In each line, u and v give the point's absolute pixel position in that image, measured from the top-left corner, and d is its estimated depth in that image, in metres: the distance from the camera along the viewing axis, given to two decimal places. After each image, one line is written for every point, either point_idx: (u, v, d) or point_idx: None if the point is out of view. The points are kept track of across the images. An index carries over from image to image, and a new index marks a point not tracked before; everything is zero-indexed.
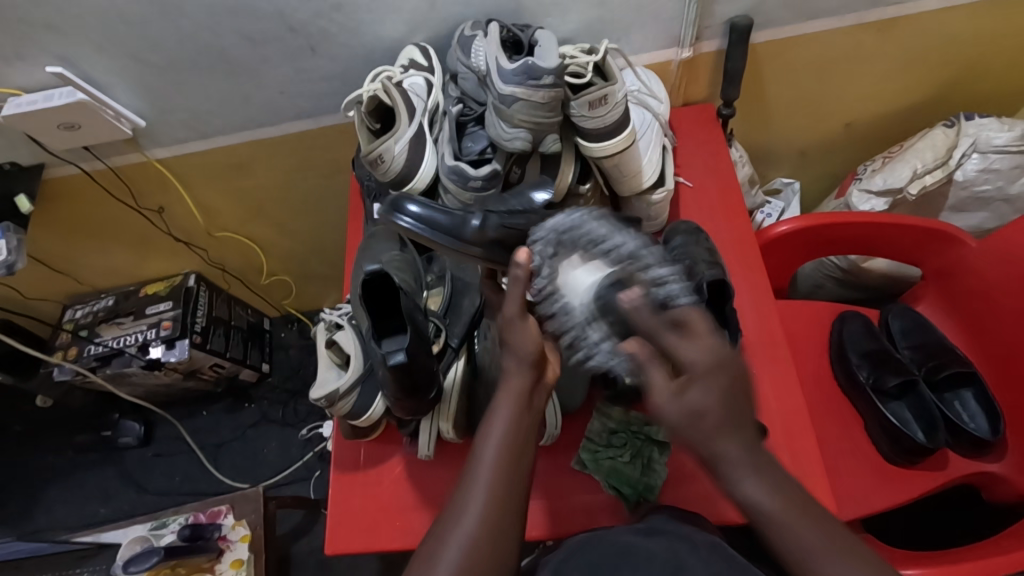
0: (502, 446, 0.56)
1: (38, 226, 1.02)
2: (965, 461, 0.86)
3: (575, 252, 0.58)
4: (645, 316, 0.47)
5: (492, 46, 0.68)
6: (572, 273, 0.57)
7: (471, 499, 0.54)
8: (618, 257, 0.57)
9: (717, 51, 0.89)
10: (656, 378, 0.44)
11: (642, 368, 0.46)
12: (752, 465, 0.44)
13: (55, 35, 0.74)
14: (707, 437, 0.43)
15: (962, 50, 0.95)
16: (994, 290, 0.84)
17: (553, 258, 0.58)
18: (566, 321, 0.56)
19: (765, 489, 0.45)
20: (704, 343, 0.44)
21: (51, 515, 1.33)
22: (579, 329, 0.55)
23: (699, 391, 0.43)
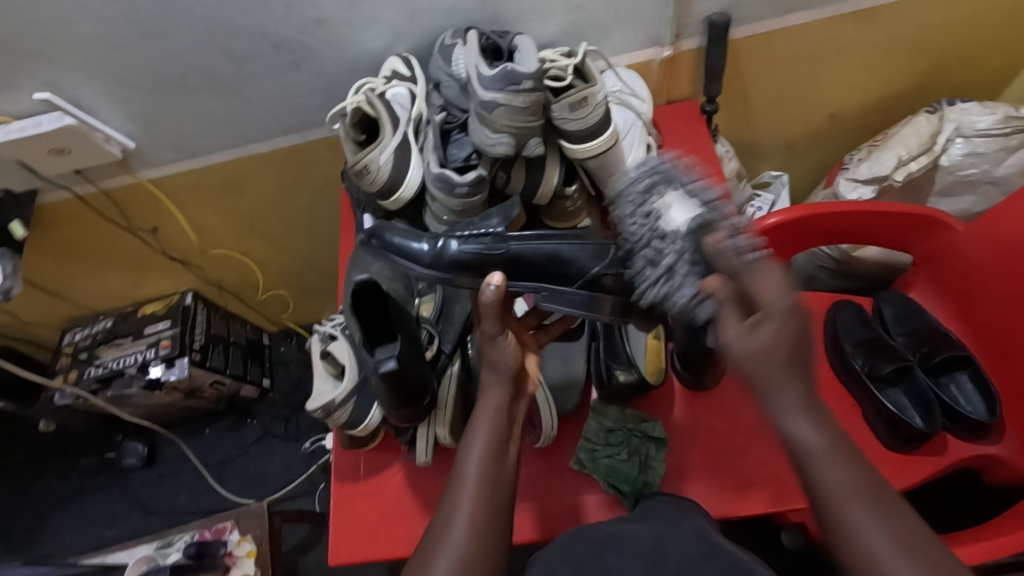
0: (486, 453, 0.59)
1: (34, 251, 1.03)
2: (963, 444, 0.86)
3: (665, 186, 0.62)
4: (739, 263, 0.54)
5: (472, 54, 0.69)
6: (668, 211, 0.60)
7: (461, 508, 0.56)
8: (694, 198, 0.61)
9: (697, 49, 0.90)
10: (729, 315, 0.54)
11: (722, 306, 0.55)
12: (804, 407, 0.53)
13: (43, 63, 0.75)
14: (772, 367, 0.52)
15: (942, 36, 0.96)
16: (984, 273, 0.84)
17: (648, 190, 0.62)
18: (652, 258, 0.61)
19: (812, 426, 0.53)
20: (778, 288, 0.52)
21: (58, 539, 1.34)
22: (669, 270, 0.60)
23: (767, 328, 0.52)
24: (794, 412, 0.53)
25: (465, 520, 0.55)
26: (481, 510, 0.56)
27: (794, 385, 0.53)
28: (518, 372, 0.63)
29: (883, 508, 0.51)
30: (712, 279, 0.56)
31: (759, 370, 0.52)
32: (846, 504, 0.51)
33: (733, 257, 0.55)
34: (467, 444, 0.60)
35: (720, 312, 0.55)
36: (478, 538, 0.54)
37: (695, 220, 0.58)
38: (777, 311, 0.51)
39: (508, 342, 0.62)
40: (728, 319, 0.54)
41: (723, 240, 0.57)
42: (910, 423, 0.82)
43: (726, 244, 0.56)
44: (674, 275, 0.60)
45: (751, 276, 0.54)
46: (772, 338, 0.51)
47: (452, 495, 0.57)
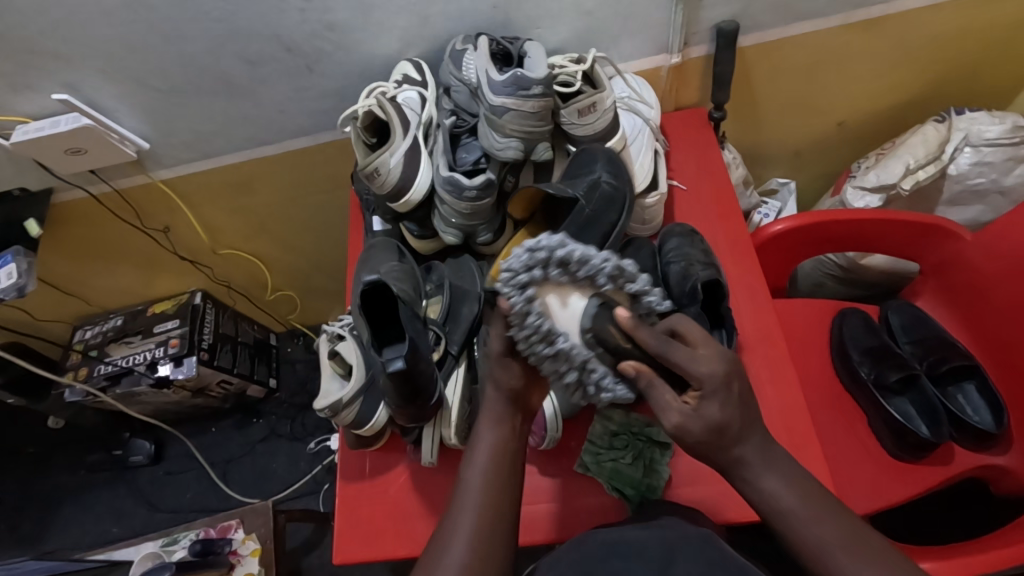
0: (490, 465, 0.60)
1: (47, 250, 1.05)
2: (970, 454, 0.85)
3: (551, 282, 0.58)
4: (653, 345, 0.55)
5: (482, 59, 0.70)
6: (558, 312, 0.58)
7: (464, 517, 0.57)
8: (583, 278, 0.58)
9: (706, 56, 0.91)
10: (665, 397, 0.55)
11: (654, 389, 0.56)
12: (765, 463, 0.57)
13: (62, 64, 0.76)
14: (726, 443, 0.56)
15: (951, 47, 0.96)
16: (993, 283, 0.84)
17: (529, 303, 0.56)
18: (560, 365, 0.60)
19: (781, 484, 0.56)
20: (712, 359, 0.54)
21: (65, 535, 1.35)
22: (582, 367, 0.60)
23: (712, 405, 0.54)
24: (762, 473, 0.56)
25: (467, 531, 0.56)
26: (484, 518, 0.57)
27: (750, 444, 0.57)
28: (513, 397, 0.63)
29: (865, 550, 0.53)
30: (630, 362, 0.57)
31: (717, 446, 0.56)
32: (832, 560, 0.53)
33: (647, 337, 0.56)
34: (470, 458, 0.61)
35: (654, 394, 0.56)
36: (480, 549, 0.55)
37: (595, 303, 0.59)
38: (715, 386, 0.53)
39: (514, 362, 0.62)
40: (663, 397, 0.56)
41: (629, 316, 0.57)
42: (917, 433, 0.82)
43: (635, 322, 0.57)
44: (589, 373, 0.60)
45: (676, 353, 0.55)
46: (720, 413, 0.54)
47: (454, 506, 0.58)
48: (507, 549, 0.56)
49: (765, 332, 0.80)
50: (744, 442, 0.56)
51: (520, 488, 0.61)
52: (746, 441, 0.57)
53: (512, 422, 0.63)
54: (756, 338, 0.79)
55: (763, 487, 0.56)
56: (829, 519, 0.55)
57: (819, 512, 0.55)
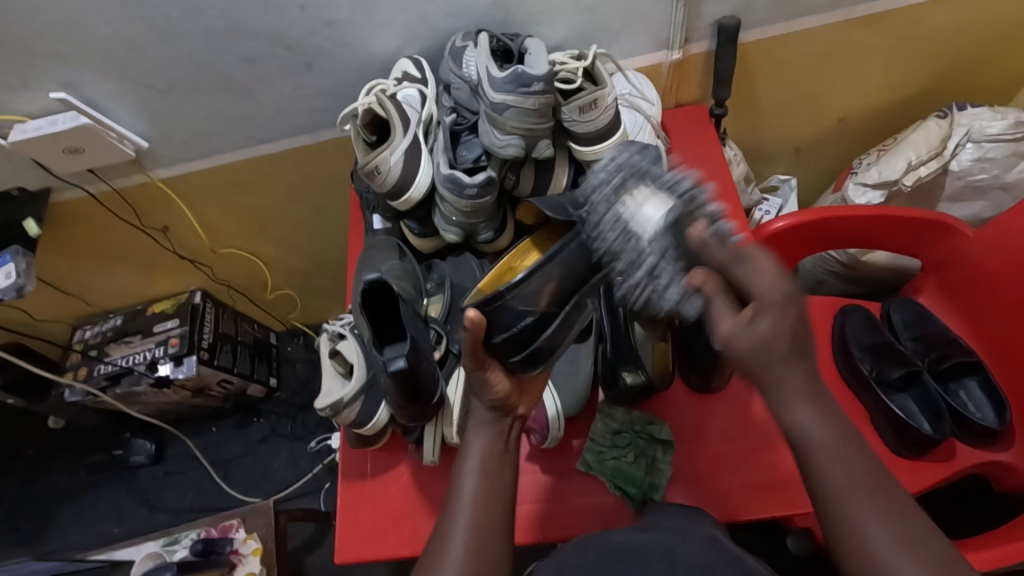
0: (482, 470, 0.59)
1: (46, 249, 1.04)
2: (972, 451, 0.85)
3: (644, 181, 0.61)
4: (727, 255, 0.53)
5: (482, 56, 0.69)
6: (642, 207, 0.58)
7: (459, 520, 0.57)
8: (667, 186, 0.60)
9: (707, 52, 0.90)
10: (725, 308, 0.52)
11: (711, 298, 0.54)
12: (807, 395, 0.51)
13: (59, 63, 0.76)
14: (772, 363, 0.51)
15: (953, 42, 0.95)
16: (995, 279, 0.84)
17: (619, 189, 0.60)
18: (628, 245, 0.58)
19: (816, 416, 0.51)
20: (773, 276, 0.51)
21: (65, 535, 1.34)
22: (649, 270, 0.57)
23: (765, 321, 0.50)
24: (802, 402, 0.51)
25: (462, 537, 0.55)
26: (479, 521, 0.56)
27: (797, 373, 0.51)
28: (500, 405, 0.62)
29: (887, 501, 0.51)
30: (699, 272, 0.55)
31: (759, 365, 0.51)
32: (853, 497, 0.51)
33: (717, 250, 0.54)
34: (464, 461, 0.61)
35: (712, 306, 0.54)
36: (475, 556, 0.54)
37: (675, 210, 0.57)
38: (773, 298, 0.50)
39: (494, 376, 0.61)
40: (723, 313, 0.53)
41: (705, 231, 0.55)
42: (920, 429, 0.82)
43: (709, 235, 0.55)
44: (657, 274, 0.56)
45: (742, 269, 0.52)
46: (772, 329, 0.49)
47: (448, 513, 0.58)
48: (503, 551, 0.56)
49: None
50: (790, 366, 0.51)
51: (513, 489, 0.60)
52: (793, 365, 0.51)
53: (500, 428, 0.63)
54: None
55: (795, 413, 0.52)
56: (852, 449, 0.52)
57: (847, 445, 0.52)
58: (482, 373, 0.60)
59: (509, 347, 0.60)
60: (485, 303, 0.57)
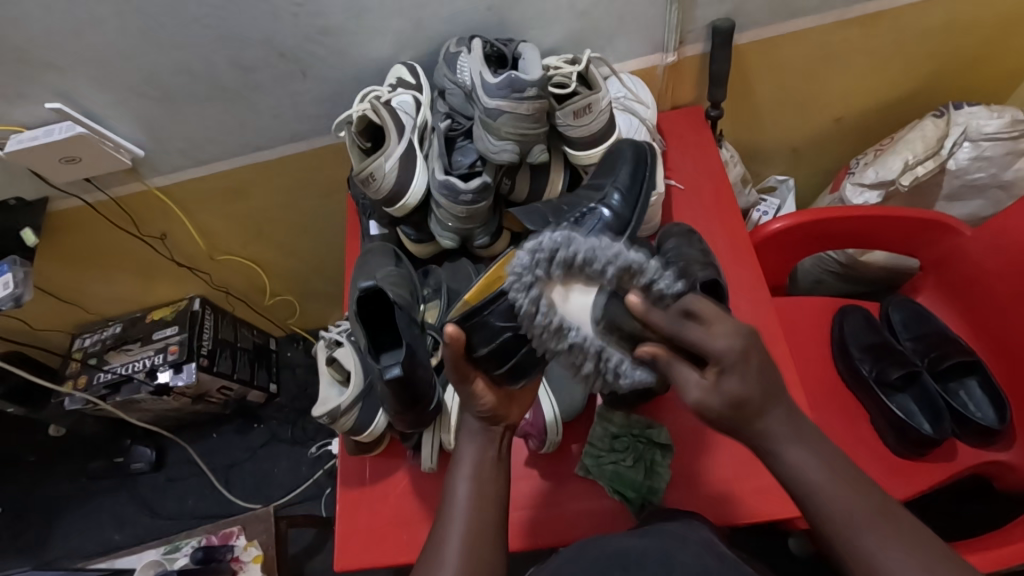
0: (474, 480, 0.60)
1: (44, 258, 1.04)
2: (973, 451, 0.85)
3: (574, 277, 0.54)
4: (670, 327, 0.49)
5: (476, 62, 0.70)
6: (568, 300, 0.54)
7: (453, 527, 0.57)
8: (587, 266, 0.53)
9: (701, 54, 0.90)
10: (688, 375, 0.50)
11: (671, 368, 0.51)
12: (793, 435, 0.53)
13: (54, 73, 0.76)
14: (750, 416, 0.51)
15: (949, 40, 0.95)
16: (993, 278, 0.83)
17: (541, 281, 0.53)
18: (579, 356, 0.55)
19: (806, 455, 0.52)
20: (728, 331, 0.49)
21: (67, 543, 1.34)
22: (596, 357, 0.54)
23: (732, 380, 0.50)
24: (787, 446, 0.52)
25: (459, 542, 0.56)
26: (473, 527, 0.57)
27: (780, 416, 0.52)
28: (488, 416, 0.62)
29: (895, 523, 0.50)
30: (646, 345, 0.51)
31: (740, 419, 0.51)
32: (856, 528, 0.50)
33: (659, 320, 0.49)
34: (456, 470, 0.61)
35: (673, 373, 0.51)
36: (472, 561, 0.55)
37: (603, 293, 0.53)
38: (732, 360, 0.48)
39: (479, 387, 0.60)
40: (685, 377, 0.51)
41: (642, 299, 0.50)
42: (919, 430, 0.82)
43: (648, 302, 0.50)
44: (604, 361, 0.54)
45: (692, 332, 0.49)
46: (741, 388, 0.50)
47: (444, 520, 0.58)
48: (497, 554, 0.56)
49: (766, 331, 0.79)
50: (770, 414, 0.52)
51: (506, 496, 0.61)
52: (772, 405, 0.52)
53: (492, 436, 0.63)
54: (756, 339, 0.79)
55: (790, 459, 0.52)
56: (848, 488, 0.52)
57: (839, 479, 0.52)
58: (468, 385, 0.59)
59: (492, 359, 0.59)
60: (469, 315, 0.55)
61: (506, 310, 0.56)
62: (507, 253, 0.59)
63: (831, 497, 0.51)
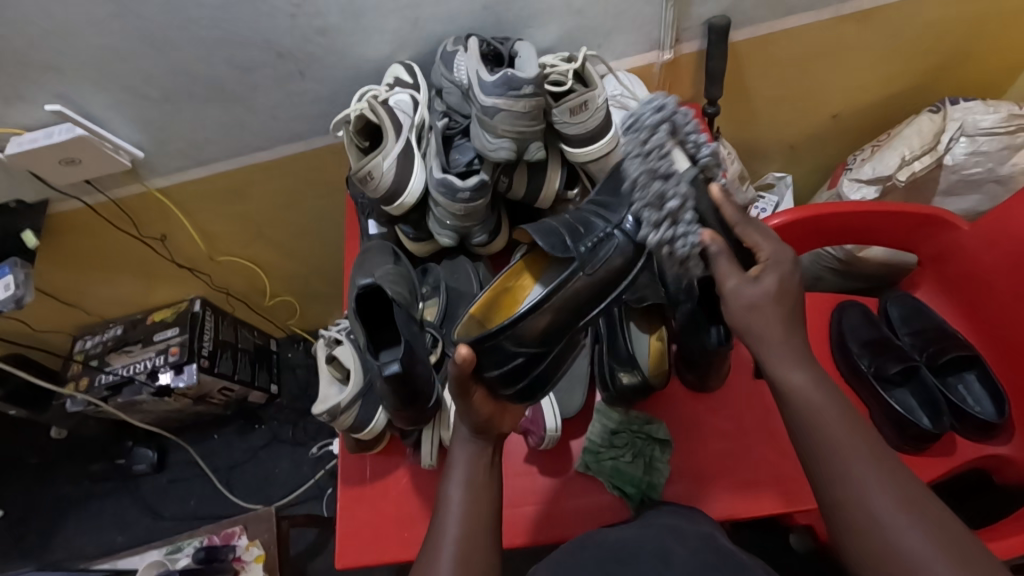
0: (467, 483, 0.60)
1: (45, 260, 1.05)
2: (972, 444, 0.85)
3: (672, 137, 0.59)
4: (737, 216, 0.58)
5: (473, 60, 0.70)
6: (674, 156, 0.58)
7: (448, 529, 0.57)
8: (694, 149, 0.59)
9: (697, 52, 0.91)
10: (725, 265, 0.57)
11: (720, 259, 0.57)
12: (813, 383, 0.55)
13: (54, 75, 0.76)
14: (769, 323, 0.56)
15: (945, 35, 0.95)
16: (991, 273, 0.84)
17: (662, 140, 0.57)
18: (665, 189, 0.56)
19: (822, 401, 0.54)
20: (773, 242, 0.58)
21: (70, 545, 1.35)
22: (675, 216, 0.56)
23: (770, 276, 0.56)
24: (792, 366, 0.56)
25: (453, 545, 0.56)
26: (468, 530, 0.57)
27: (793, 341, 0.56)
28: (480, 425, 0.61)
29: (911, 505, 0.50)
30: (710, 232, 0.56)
31: (751, 325, 0.57)
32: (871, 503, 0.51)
33: (731, 210, 0.58)
34: (448, 474, 0.61)
35: (717, 264, 0.57)
36: (468, 563, 0.55)
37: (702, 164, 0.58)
38: (777, 259, 0.57)
39: (478, 400, 0.59)
40: (728, 270, 0.57)
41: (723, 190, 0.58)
42: (919, 424, 0.82)
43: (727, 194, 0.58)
44: (680, 219, 0.56)
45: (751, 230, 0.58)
46: (775, 286, 0.56)
47: (437, 524, 0.58)
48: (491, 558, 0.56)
49: None
50: (784, 333, 0.56)
51: (500, 499, 0.61)
52: (786, 333, 0.56)
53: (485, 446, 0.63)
54: None
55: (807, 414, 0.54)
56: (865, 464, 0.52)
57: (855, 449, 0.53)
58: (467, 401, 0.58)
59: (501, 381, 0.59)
60: (482, 341, 0.55)
61: (518, 336, 0.56)
62: (518, 260, 0.63)
63: (831, 426, 0.54)
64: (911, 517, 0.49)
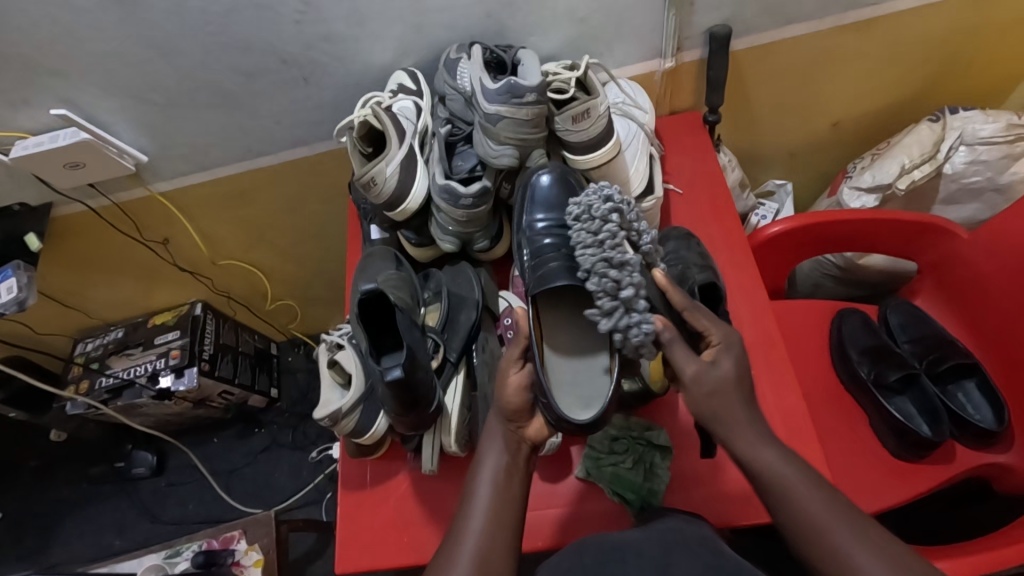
0: (496, 482, 0.60)
1: (47, 263, 1.05)
2: (970, 453, 0.86)
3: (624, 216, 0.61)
4: (683, 301, 0.61)
5: (476, 68, 0.71)
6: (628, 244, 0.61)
7: (472, 529, 0.57)
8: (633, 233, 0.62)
9: (699, 60, 0.91)
10: (680, 351, 0.58)
11: (673, 347, 0.58)
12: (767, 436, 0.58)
13: (60, 80, 0.77)
14: (731, 403, 0.59)
15: (943, 46, 0.96)
16: (989, 282, 0.84)
17: (608, 211, 0.61)
18: (621, 278, 0.57)
19: (779, 456, 0.57)
20: (718, 324, 0.62)
21: (68, 549, 1.35)
22: (626, 305, 0.56)
23: (725, 359, 0.60)
24: (761, 442, 0.58)
25: (472, 546, 0.56)
26: (490, 530, 0.57)
27: (747, 418, 0.59)
28: (511, 414, 0.61)
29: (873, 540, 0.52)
30: (658, 318, 0.58)
31: (714, 411, 0.59)
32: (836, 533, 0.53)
33: (678, 297, 0.61)
34: (478, 470, 0.61)
35: (672, 352, 0.58)
36: (484, 566, 0.55)
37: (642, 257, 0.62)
38: (729, 341, 0.61)
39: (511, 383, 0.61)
40: (684, 356, 0.59)
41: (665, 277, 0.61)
42: (919, 432, 0.82)
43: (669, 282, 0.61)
44: (632, 306, 0.56)
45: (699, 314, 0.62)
46: (731, 368, 0.60)
47: (460, 522, 0.58)
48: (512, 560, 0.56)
49: (766, 337, 0.80)
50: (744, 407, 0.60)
51: (525, 501, 0.60)
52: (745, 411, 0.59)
53: (520, 442, 0.63)
54: (758, 344, 0.79)
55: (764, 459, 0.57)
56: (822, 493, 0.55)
57: (812, 483, 0.56)
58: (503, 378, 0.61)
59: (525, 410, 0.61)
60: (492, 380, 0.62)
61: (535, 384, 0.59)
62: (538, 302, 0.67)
63: (806, 496, 0.55)
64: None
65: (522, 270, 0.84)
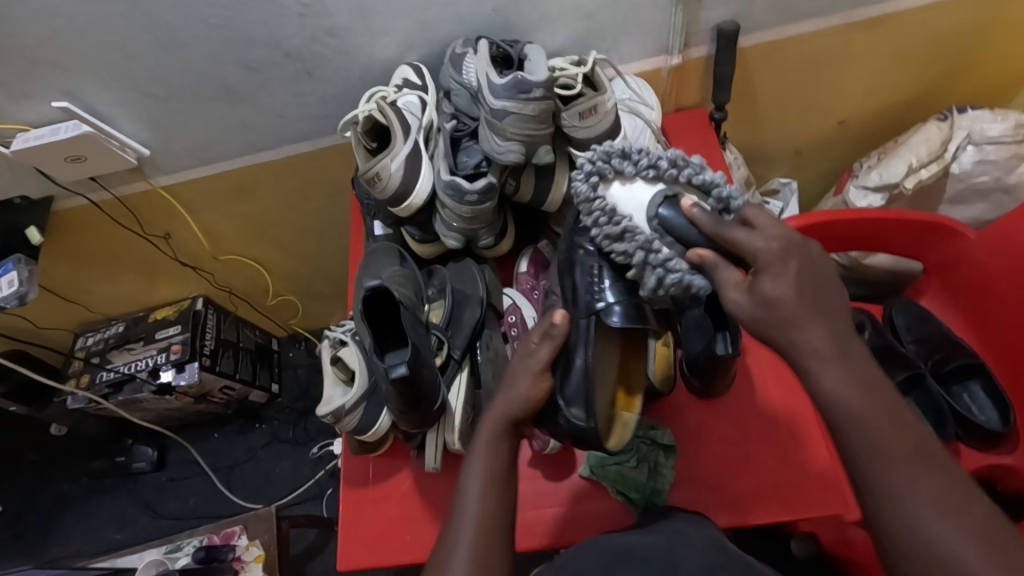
0: (486, 482, 0.58)
1: (48, 256, 1.04)
2: (976, 453, 0.85)
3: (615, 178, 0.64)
4: (710, 225, 0.54)
5: (482, 63, 0.70)
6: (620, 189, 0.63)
7: (464, 529, 0.55)
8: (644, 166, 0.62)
9: (706, 57, 0.90)
10: (728, 276, 0.52)
11: (716, 267, 0.53)
12: (829, 357, 0.48)
13: (62, 72, 0.76)
14: (786, 324, 0.48)
15: (951, 44, 0.95)
16: (996, 282, 0.84)
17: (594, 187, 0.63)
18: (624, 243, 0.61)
19: (841, 381, 0.47)
20: (767, 234, 0.51)
21: (68, 542, 1.34)
22: (647, 248, 0.59)
23: (767, 279, 0.49)
24: (826, 366, 0.48)
25: (468, 543, 0.54)
26: (483, 532, 0.55)
27: (814, 333, 0.48)
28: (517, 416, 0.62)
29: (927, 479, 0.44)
30: (699, 250, 0.55)
31: (778, 328, 0.49)
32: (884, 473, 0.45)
33: (706, 223, 0.55)
34: (467, 471, 0.60)
35: (718, 276, 0.53)
36: (480, 564, 0.53)
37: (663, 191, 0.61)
38: (770, 254, 0.50)
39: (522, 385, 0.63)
40: (727, 279, 0.52)
41: (693, 206, 0.57)
42: None
43: (693, 214, 0.57)
44: (655, 255, 0.58)
45: (737, 233, 0.52)
46: (774, 289, 0.49)
47: (453, 521, 0.57)
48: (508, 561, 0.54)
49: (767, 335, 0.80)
50: (808, 326, 0.48)
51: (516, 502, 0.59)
52: (811, 327, 0.48)
53: (510, 442, 0.62)
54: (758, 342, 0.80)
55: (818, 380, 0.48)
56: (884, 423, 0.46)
57: (874, 411, 0.46)
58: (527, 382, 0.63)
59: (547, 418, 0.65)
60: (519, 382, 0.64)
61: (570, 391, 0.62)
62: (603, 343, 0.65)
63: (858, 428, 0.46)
64: (954, 533, 0.42)
65: (527, 268, 0.84)
